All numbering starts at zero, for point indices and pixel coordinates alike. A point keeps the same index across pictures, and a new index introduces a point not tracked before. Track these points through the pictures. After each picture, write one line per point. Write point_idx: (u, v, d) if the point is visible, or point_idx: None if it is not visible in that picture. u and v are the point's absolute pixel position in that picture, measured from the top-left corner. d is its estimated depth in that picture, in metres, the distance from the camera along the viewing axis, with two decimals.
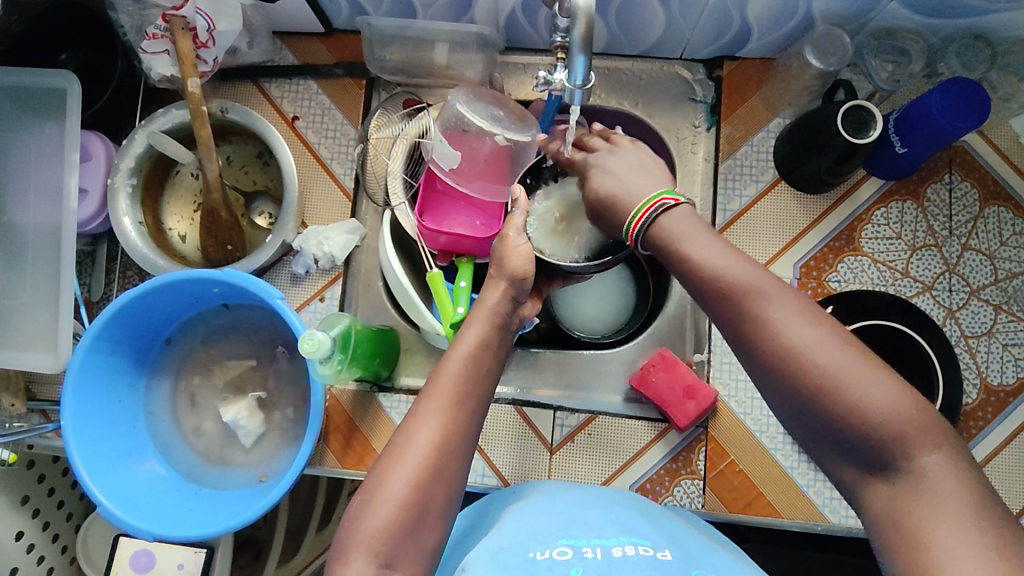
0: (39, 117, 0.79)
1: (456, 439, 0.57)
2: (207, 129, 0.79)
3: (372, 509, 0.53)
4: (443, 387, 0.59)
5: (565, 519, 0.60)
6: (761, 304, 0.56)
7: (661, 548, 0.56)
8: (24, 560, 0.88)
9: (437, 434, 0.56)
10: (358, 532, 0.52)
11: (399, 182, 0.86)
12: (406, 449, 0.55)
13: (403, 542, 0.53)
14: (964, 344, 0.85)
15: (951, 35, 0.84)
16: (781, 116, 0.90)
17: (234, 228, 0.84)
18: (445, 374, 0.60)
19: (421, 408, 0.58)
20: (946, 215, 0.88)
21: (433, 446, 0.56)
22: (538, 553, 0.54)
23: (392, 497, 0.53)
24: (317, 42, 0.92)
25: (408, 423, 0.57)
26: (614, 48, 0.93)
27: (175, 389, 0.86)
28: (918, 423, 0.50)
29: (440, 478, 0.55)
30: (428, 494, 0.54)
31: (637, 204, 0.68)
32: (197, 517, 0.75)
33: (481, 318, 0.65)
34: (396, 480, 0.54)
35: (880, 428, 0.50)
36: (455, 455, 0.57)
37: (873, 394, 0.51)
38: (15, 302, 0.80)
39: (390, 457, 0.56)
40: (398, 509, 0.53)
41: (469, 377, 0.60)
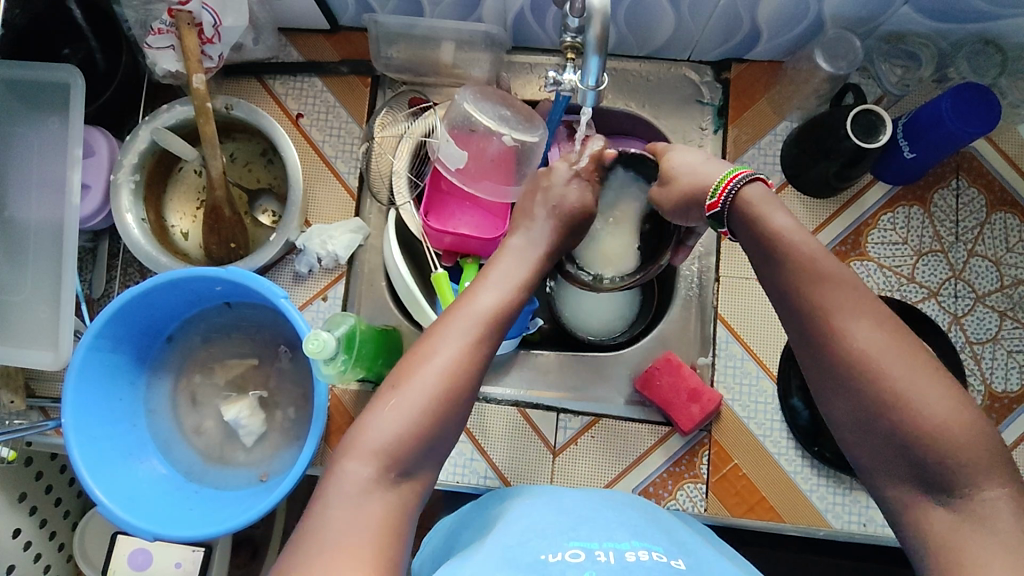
0: (42, 112, 0.78)
1: (476, 364, 0.58)
2: (212, 125, 0.78)
3: (387, 410, 0.54)
4: (472, 309, 0.61)
5: (574, 519, 0.59)
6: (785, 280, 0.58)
7: (675, 556, 0.55)
8: (22, 557, 0.87)
9: (460, 355, 0.57)
10: (368, 434, 0.53)
11: (405, 181, 0.87)
12: (426, 361, 0.56)
13: (409, 457, 0.53)
14: (970, 350, 0.85)
15: (961, 40, 0.84)
16: (788, 119, 0.90)
17: (237, 225, 0.83)
18: (475, 301, 0.62)
19: (446, 329, 0.59)
20: (952, 221, 0.88)
21: (453, 362, 0.57)
22: (550, 555, 0.53)
23: (407, 402, 0.54)
24: (322, 39, 0.91)
25: (433, 340, 0.58)
26: (623, 48, 0.93)
27: (176, 387, 0.85)
28: (951, 410, 0.50)
29: (456, 396, 0.56)
30: (442, 406, 0.55)
31: (715, 179, 0.65)
32: (200, 517, 0.74)
33: (515, 265, 0.67)
34: (412, 387, 0.55)
35: (918, 417, 0.50)
36: (472, 378, 0.57)
37: (904, 371, 0.52)
38: (15, 297, 0.79)
39: (408, 366, 0.57)
40: (412, 417, 0.54)
41: (498, 309, 0.62)
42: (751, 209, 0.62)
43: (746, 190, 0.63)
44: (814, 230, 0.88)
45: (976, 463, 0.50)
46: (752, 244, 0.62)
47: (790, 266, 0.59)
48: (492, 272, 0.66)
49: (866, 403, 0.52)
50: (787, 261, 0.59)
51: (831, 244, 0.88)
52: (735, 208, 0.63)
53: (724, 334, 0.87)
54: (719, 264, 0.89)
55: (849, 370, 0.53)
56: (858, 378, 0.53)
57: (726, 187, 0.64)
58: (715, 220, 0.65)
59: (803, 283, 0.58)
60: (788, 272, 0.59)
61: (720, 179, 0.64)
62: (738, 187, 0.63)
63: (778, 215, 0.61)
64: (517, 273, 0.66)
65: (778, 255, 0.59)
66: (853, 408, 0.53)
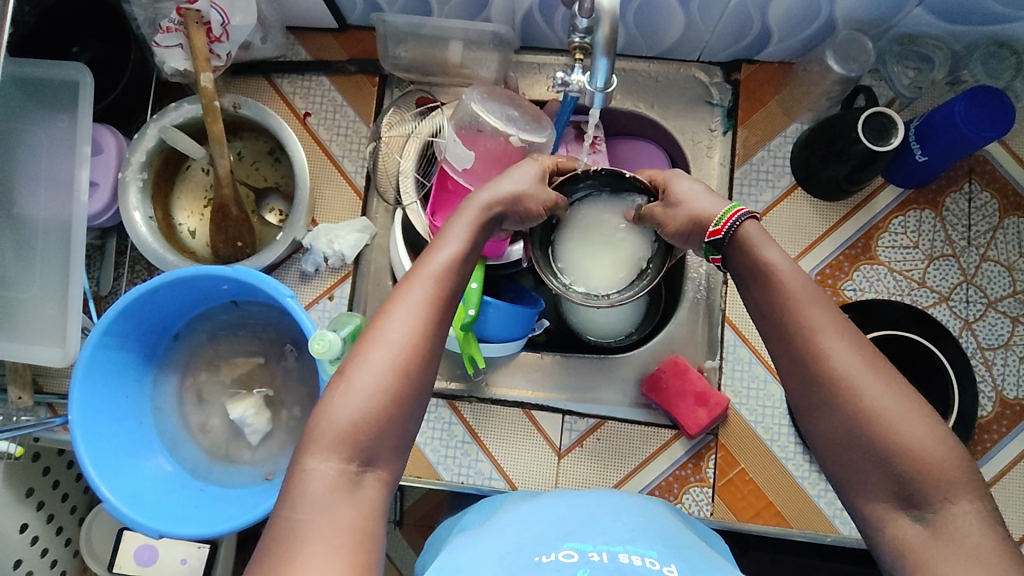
0: (50, 110, 0.79)
1: (435, 330, 0.57)
2: (220, 124, 0.78)
3: (346, 396, 0.52)
4: (427, 275, 0.59)
5: (570, 525, 0.59)
6: (785, 288, 0.58)
7: (670, 563, 0.54)
8: (29, 552, 0.88)
9: (413, 328, 0.56)
10: (330, 424, 0.52)
11: (411, 181, 0.87)
12: (383, 337, 0.55)
13: (378, 438, 0.52)
14: (981, 356, 0.84)
15: (976, 42, 0.83)
16: (798, 121, 0.89)
17: (244, 224, 0.83)
18: (429, 266, 0.60)
19: (396, 303, 0.57)
20: (965, 225, 0.87)
21: (411, 335, 0.55)
22: (544, 556, 0.53)
23: (370, 384, 0.53)
24: (329, 38, 0.91)
25: (383, 316, 0.56)
26: (632, 48, 0.92)
27: (182, 385, 0.85)
28: (926, 440, 0.50)
29: (416, 373, 0.55)
30: (407, 381, 0.54)
31: (715, 216, 0.65)
32: (205, 514, 0.74)
33: (466, 223, 0.65)
34: (373, 368, 0.53)
35: (897, 439, 0.50)
36: (432, 342, 0.56)
37: (878, 394, 0.51)
38: (24, 294, 0.79)
39: (366, 345, 0.55)
40: (377, 397, 0.53)
41: (454, 272, 0.60)
42: (747, 241, 0.62)
43: (746, 226, 0.63)
44: (797, 258, 0.87)
45: (973, 477, 0.49)
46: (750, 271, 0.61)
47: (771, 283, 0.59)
48: (447, 232, 0.64)
49: (847, 426, 0.52)
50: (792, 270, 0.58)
51: (813, 272, 0.86)
52: (732, 240, 0.63)
53: (731, 338, 0.87)
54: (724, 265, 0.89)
55: (826, 392, 0.53)
56: (845, 392, 0.52)
57: (729, 220, 0.63)
58: (711, 246, 0.65)
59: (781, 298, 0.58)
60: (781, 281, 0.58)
61: (725, 213, 0.64)
62: (740, 222, 0.63)
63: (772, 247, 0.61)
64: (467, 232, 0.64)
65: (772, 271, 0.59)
66: (823, 423, 0.54)
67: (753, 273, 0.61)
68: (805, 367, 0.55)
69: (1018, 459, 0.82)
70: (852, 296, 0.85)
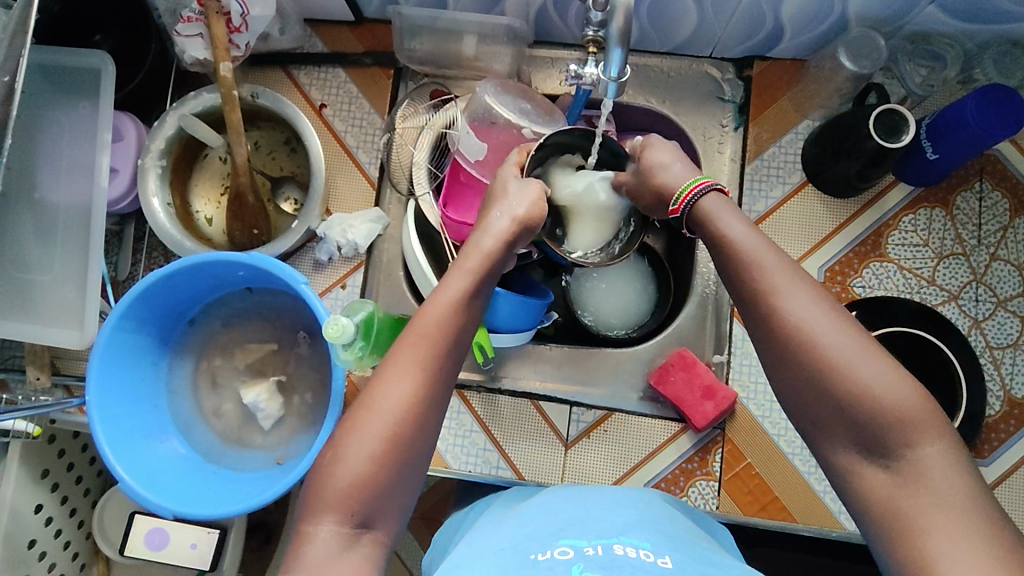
0: (73, 96, 0.80)
1: (434, 385, 0.58)
2: (238, 113, 0.79)
3: (343, 463, 0.53)
4: (422, 331, 0.59)
5: (564, 522, 0.59)
6: (774, 286, 0.57)
7: (662, 554, 0.54)
8: (43, 532, 0.90)
9: (409, 390, 0.56)
10: (329, 493, 0.53)
11: (424, 172, 0.88)
12: (381, 400, 0.55)
13: (378, 497, 0.54)
14: (989, 355, 0.84)
15: (988, 41, 0.83)
16: (810, 117, 0.90)
17: (260, 212, 0.85)
18: (424, 323, 0.60)
19: (392, 365, 0.58)
20: (975, 225, 0.87)
21: (409, 394, 0.56)
22: (539, 554, 0.53)
23: (368, 449, 0.54)
24: (346, 31, 0.92)
25: (379, 379, 0.57)
26: (645, 44, 0.93)
27: (197, 369, 0.87)
28: (897, 389, 0.51)
29: (413, 435, 0.56)
30: (406, 443, 0.55)
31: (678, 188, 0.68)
32: (217, 497, 0.76)
33: (464, 269, 0.65)
34: (370, 433, 0.54)
35: (874, 399, 0.51)
36: (430, 403, 0.57)
37: (848, 347, 0.53)
38: (43, 277, 0.81)
39: (363, 409, 0.56)
40: (374, 461, 0.54)
41: (450, 326, 0.60)
42: (709, 214, 0.65)
43: (708, 201, 0.66)
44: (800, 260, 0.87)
45: (974, 469, 0.50)
46: (731, 274, 0.61)
47: (764, 288, 0.58)
48: (445, 283, 0.63)
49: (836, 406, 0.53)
50: (761, 257, 0.59)
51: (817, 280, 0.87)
52: (695, 215, 0.66)
53: (739, 333, 0.87)
54: None
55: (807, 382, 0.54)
56: (832, 373, 0.53)
57: (685, 197, 0.67)
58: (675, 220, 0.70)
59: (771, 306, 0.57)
60: (775, 291, 0.57)
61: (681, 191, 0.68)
62: (697, 197, 0.66)
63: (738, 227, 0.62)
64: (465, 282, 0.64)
65: (744, 254, 0.60)
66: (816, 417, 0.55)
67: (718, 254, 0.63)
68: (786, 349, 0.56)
69: (1019, 463, 0.82)
70: (859, 290, 0.86)
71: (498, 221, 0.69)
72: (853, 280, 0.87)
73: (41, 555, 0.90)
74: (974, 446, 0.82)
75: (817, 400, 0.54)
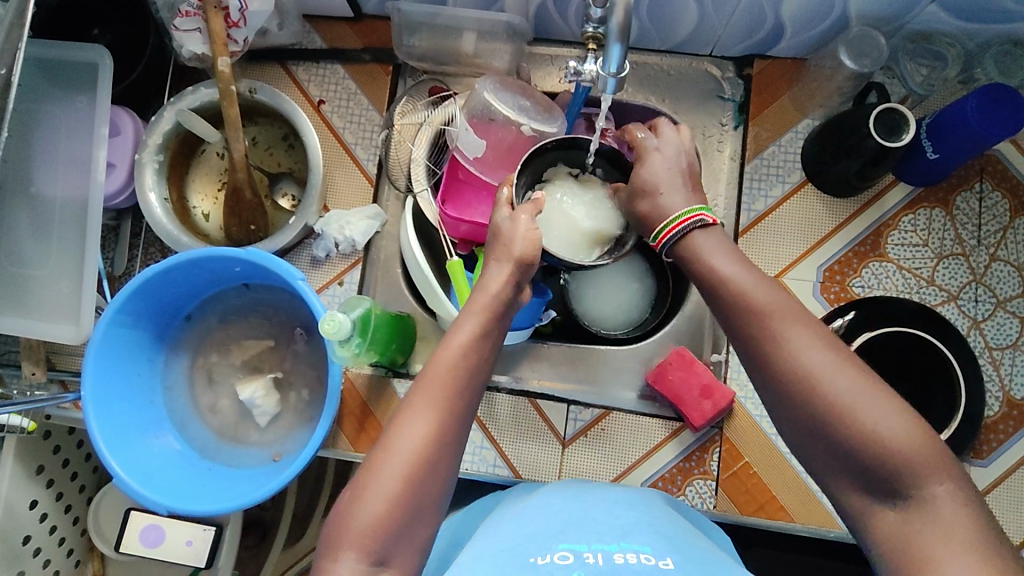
0: (71, 91, 0.80)
1: (450, 423, 0.58)
2: (236, 108, 0.79)
3: (363, 504, 0.54)
4: (438, 371, 0.60)
5: (564, 523, 0.59)
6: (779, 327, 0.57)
7: (663, 556, 0.54)
8: (37, 529, 0.90)
9: (427, 429, 0.56)
10: (349, 534, 0.53)
11: (422, 169, 0.88)
12: (399, 440, 0.56)
13: (395, 538, 0.53)
14: (988, 355, 0.84)
15: (989, 41, 0.83)
16: (810, 117, 0.89)
17: (257, 208, 0.85)
18: (441, 363, 0.60)
19: (410, 405, 0.58)
20: (975, 225, 0.87)
21: (426, 434, 0.56)
22: (539, 557, 0.54)
23: (385, 491, 0.54)
24: (345, 27, 0.92)
25: (398, 420, 0.57)
26: (644, 42, 0.93)
27: (193, 365, 0.86)
28: (894, 424, 0.52)
29: (431, 474, 0.56)
30: (423, 484, 0.55)
31: (665, 221, 0.68)
32: (212, 493, 0.75)
33: (477, 309, 0.64)
34: (388, 475, 0.55)
35: (875, 436, 0.51)
36: (447, 442, 0.57)
37: (848, 388, 0.53)
38: (40, 272, 0.80)
39: (381, 451, 0.56)
40: (394, 501, 0.54)
41: (467, 365, 0.60)
42: (696, 250, 0.65)
43: (696, 236, 0.66)
44: (778, 275, 0.86)
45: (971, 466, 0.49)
46: (733, 318, 0.61)
47: (769, 331, 0.57)
48: (457, 325, 0.63)
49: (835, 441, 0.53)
50: (764, 297, 0.59)
51: (815, 280, 0.86)
52: (680, 247, 0.67)
53: None
54: None
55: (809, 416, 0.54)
56: (838, 414, 0.53)
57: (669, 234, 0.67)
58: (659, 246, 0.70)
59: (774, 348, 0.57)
60: (780, 336, 0.57)
61: (663, 227, 0.68)
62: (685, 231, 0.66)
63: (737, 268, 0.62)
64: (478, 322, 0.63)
65: (742, 293, 0.60)
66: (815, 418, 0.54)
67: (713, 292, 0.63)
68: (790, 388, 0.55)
69: (1017, 465, 0.81)
70: (858, 292, 0.86)
71: (496, 265, 0.68)
72: (853, 282, 0.86)
73: (35, 551, 0.90)
74: (972, 447, 0.82)
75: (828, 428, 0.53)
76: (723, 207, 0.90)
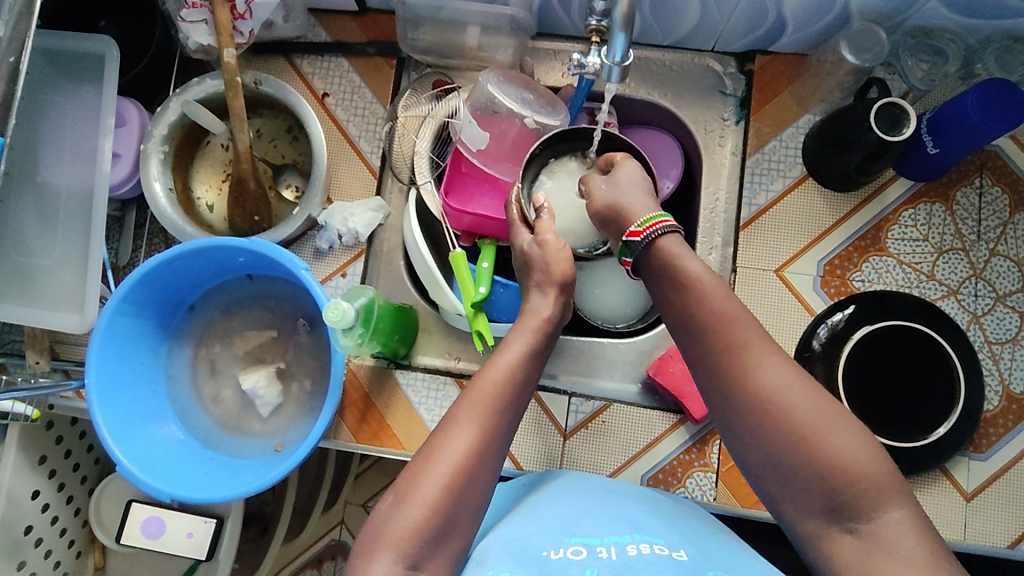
0: (78, 81, 0.81)
1: (494, 438, 0.59)
2: (241, 99, 0.79)
3: (404, 508, 0.54)
4: (485, 388, 0.61)
5: (574, 514, 0.62)
6: (748, 356, 0.57)
7: (676, 548, 0.57)
8: (39, 519, 0.90)
9: (472, 441, 0.57)
10: (385, 535, 0.53)
11: (426, 162, 0.89)
12: (445, 449, 0.56)
13: (430, 546, 0.54)
14: (988, 350, 0.84)
15: (989, 36, 0.83)
16: (811, 112, 0.90)
17: (262, 199, 0.85)
18: (488, 381, 0.61)
19: (457, 415, 0.59)
20: (975, 220, 0.87)
21: (471, 446, 0.57)
22: (553, 553, 0.57)
23: (425, 499, 0.54)
24: (349, 21, 0.93)
25: (444, 428, 0.58)
26: (647, 38, 0.94)
27: (196, 356, 0.87)
28: (863, 457, 0.52)
29: (472, 485, 0.56)
30: (462, 496, 0.56)
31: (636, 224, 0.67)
32: (215, 482, 0.76)
33: (527, 331, 0.67)
34: (430, 484, 0.55)
35: (846, 467, 0.52)
36: (491, 456, 0.58)
37: (811, 411, 0.54)
38: (45, 261, 0.81)
39: (425, 460, 0.57)
40: (433, 507, 0.54)
41: (512, 387, 0.61)
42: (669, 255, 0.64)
43: (661, 251, 0.64)
44: (779, 269, 0.87)
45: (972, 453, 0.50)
46: (699, 337, 0.60)
47: (740, 361, 0.57)
48: (506, 345, 0.65)
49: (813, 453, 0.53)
50: (732, 311, 0.59)
51: (816, 274, 0.87)
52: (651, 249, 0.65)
53: None
54: (738, 253, 0.88)
55: (786, 436, 0.54)
56: (819, 431, 0.53)
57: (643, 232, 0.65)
58: (626, 247, 0.67)
59: (742, 374, 0.56)
60: (750, 365, 0.56)
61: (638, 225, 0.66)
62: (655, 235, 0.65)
63: (707, 281, 0.61)
64: (528, 346, 0.65)
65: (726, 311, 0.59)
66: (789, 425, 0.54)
67: (677, 303, 0.62)
68: (765, 414, 0.55)
69: (1016, 459, 0.82)
70: (859, 283, 0.86)
71: (539, 294, 0.71)
72: (853, 276, 0.87)
73: (37, 542, 0.90)
74: (972, 441, 0.82)
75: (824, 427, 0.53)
76: (724, 200, 0.92)
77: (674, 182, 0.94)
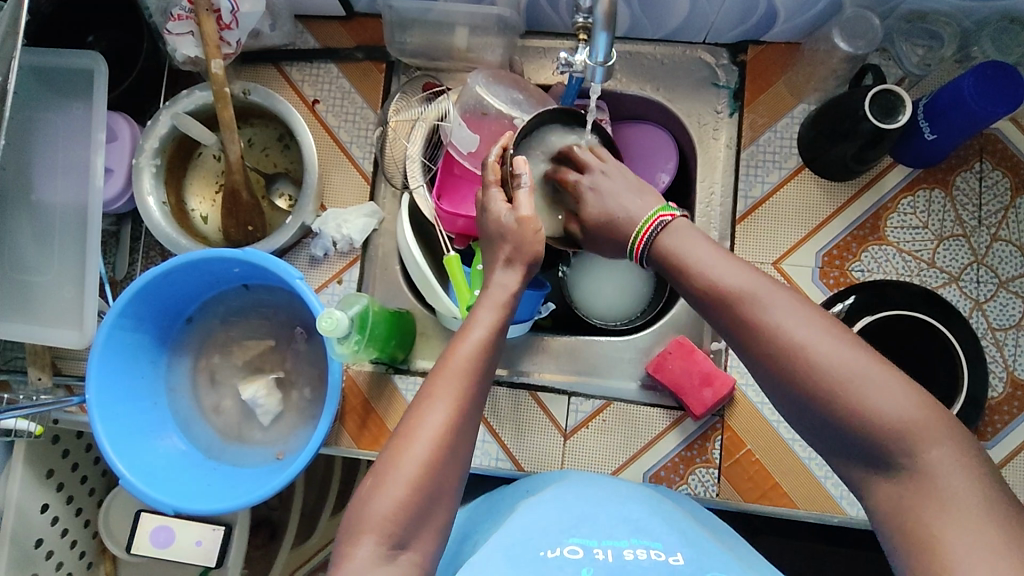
0: (67, 97, 0.81)
1: (467, 418, 0.58)
2: (229, 110, 0.79)
3: (385, 490, 0.54)
4: (455, 368, 0.60)
5: (574, 517, 0.62)
6: (764, 315, 0.56)
7: (673, 552, 0.57)
8: (49, 532, 0.91)
9: (446, 419, 0.57)
10: (369, 521, 0.53)
11: (418, 165, 0.89)
12: (422, 430, 0.56)
13: (416, 534, 0.54)
14: (992, 336, 0.83)
15: (985, 18, 0.82)
16: (806, 101, 0.89)
17: (255, 209, 0.85)
18: (457, 358, 0.61)
19: (430, 394, 0.59)
20: (975, 206, 0.86)
21: (446, 426, 0.57)
22: (549, 551, 0.57)
23: (406, 477, 0.54)
24: (337, 26, 0.92)
25: (419, 408, 0.58)
26: (637, 32, 0.93)
27: (195, 367, 0.87)
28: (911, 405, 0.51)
29: (451, 462, 0.57)
30: (443, 477, 0.56)
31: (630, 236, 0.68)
32: (216, 491, 0.76)
33: (494, 305, 0.66)
34: (410, 461, 0.55)
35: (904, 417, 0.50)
36: (466, 434, 0.58)
37: (832, 354, 0.53)
38: (41, 278, 0.81)
39: (404, 437, 0.56)
40: (413, 489, 0.54)
41: (481, 363, 0.61)
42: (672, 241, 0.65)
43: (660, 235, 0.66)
44: (777, 262, 0.86)
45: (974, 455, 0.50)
46: (701, 301, 0.61)
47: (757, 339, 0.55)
48: (474, 322, 0.64)
49: None
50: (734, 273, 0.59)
51: (814, 266, 0.86)
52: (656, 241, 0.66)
53: None
54: (735, 247, 0.88)
55: None
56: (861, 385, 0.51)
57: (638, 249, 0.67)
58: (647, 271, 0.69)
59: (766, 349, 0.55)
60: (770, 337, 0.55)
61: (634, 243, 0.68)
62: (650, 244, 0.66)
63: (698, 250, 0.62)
64: (493, 322, 0.64)
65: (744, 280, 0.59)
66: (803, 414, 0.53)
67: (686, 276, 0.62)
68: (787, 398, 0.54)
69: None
70: (857, 275, 0.85)
71: (504, 269, 0.69)
72: (855, 271, 0.85)
73: (48, 554, 0.91)
74: (976, 429, 0.81)
75: (864, 375, 0.52)
76: (720, 195, 0.91)
77: (670, 174, 0.94)
